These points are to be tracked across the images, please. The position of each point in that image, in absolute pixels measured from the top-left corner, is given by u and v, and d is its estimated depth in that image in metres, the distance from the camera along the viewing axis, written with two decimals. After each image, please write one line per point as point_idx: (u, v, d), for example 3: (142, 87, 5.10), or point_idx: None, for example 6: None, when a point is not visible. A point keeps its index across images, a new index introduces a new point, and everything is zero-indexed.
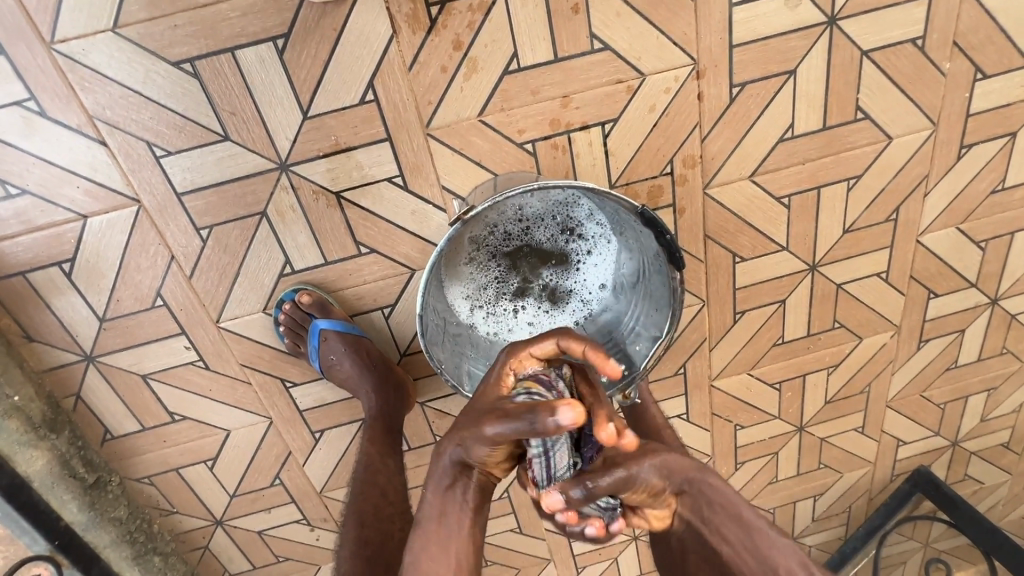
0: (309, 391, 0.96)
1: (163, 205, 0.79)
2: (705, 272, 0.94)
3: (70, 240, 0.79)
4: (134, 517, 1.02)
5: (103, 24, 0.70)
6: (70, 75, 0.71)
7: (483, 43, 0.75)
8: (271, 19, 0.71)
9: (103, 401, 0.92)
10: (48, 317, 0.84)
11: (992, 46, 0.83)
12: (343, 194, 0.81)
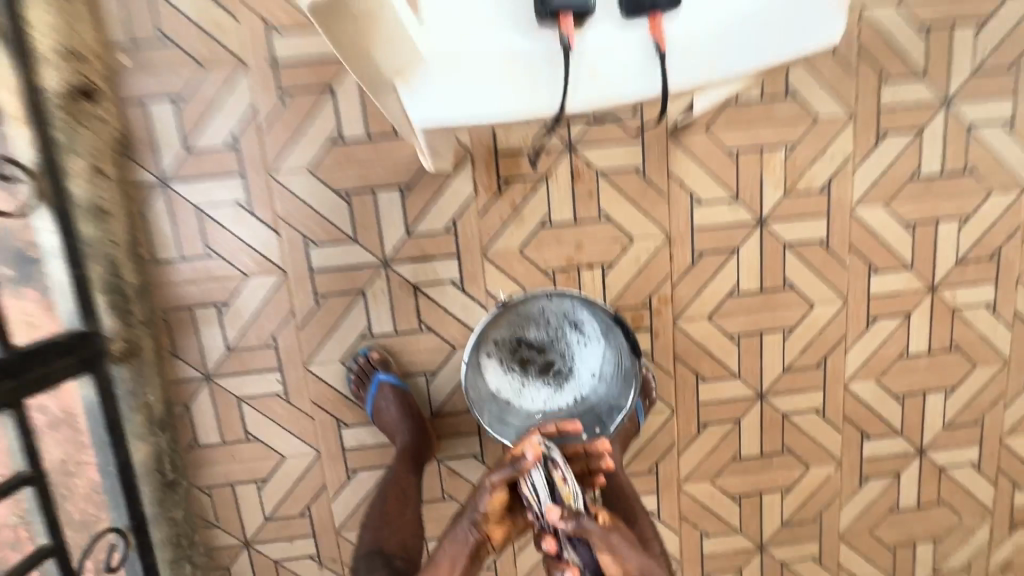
0: (355, 433, 1.22)
1: (300, 277, 1.16)
2: (674, 385, 1.22)
3: (232, 289, 1.16)
4: (186, 522, 1.22)
5: (303, 163, 1.13)
6: (272, 188, 1.14)
7: (530, 206, 1.16)
8: (402, 174, 1.14)
9: (203, 413, 1.21)
10: (194, 339, 1.18)
11: (879, 255, 1.18)
12: (419, 287, 1.17)
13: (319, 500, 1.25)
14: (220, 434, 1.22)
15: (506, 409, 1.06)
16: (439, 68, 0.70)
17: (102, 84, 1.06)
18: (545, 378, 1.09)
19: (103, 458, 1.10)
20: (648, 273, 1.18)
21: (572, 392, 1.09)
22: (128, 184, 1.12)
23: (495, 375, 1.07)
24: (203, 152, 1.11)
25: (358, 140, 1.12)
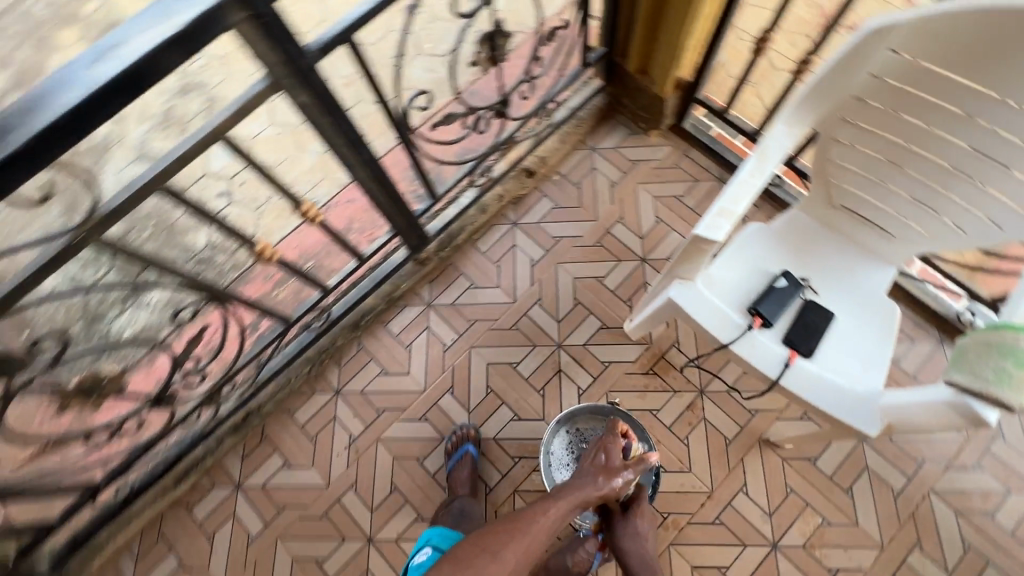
0: (451, 403, 1.63)
1: (506, 316, 1.69)
2: (677, 508, 1.47)
3: (482, 292, 1.72)
4: (332, 349, 1.68)
5: (563, 262, 1.73)
6: (535, 238, 1.76)
7: (661, 373, 1.59)
8: (605, 306, 1.67)
9: (407, 316, 1.72)
10: (444, 285, 1.74)
11: (921, 538, 1.40)
12: (563, 368, 1.62)
13: (406, 407, 1.63)
14: (396, 331, 1.71)
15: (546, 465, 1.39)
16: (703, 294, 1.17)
17: (540, 171, 1.80)
18: None
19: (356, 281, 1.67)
20: (717, 442, 1.51)
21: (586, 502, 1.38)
22: (490, 184, 1.72)
23: (557, 449, 1.43)
24: (531, 226, 1.77)
25: (608, 289, 1.69)
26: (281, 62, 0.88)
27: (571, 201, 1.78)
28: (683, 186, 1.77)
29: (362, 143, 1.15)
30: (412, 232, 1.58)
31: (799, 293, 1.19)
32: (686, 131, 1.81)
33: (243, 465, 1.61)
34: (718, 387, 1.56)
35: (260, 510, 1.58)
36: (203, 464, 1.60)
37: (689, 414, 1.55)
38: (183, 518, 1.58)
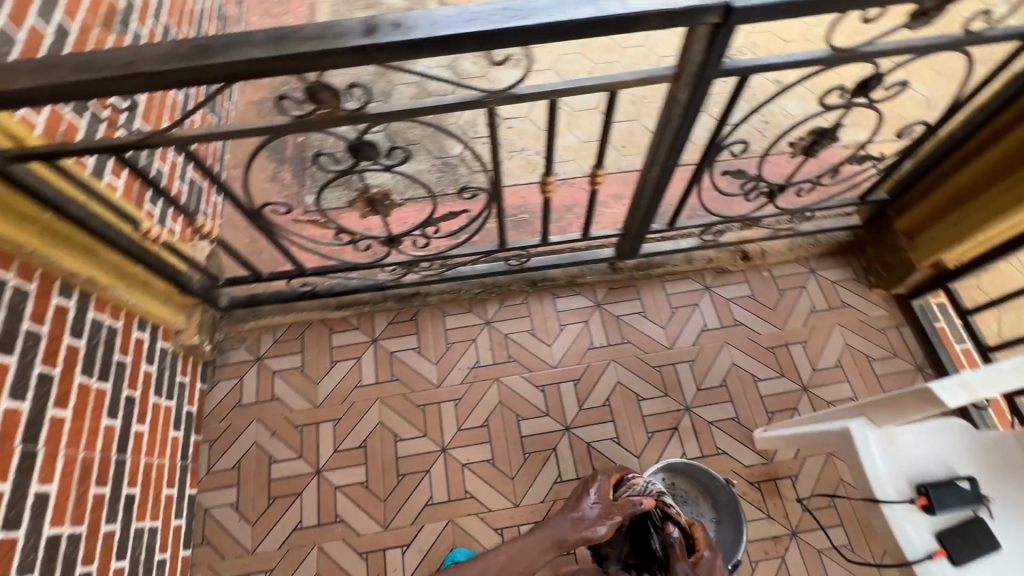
0: (570, 392, 1.72)
1: (656, 355, 1.77)
2: None
3: (648, 323, 1.81)
4: (504, 287, 1.86)
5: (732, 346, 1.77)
6: (718, 309, 1.82)
7: (764, 490, 1.58)
8: (748, 405, 1.69)
9: (575, 301, 1.85)
10: (619, 296, 1.85)
11: None
12: (680, 428, 1.66)
13: (532, 369, 1.76)
14: (560, 307, 1.84)
15: None
16: (878, 444, 1.19)
17: (756, 260, 1.88)
18: None
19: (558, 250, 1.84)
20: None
21: None
22: (711, 244, 1.81)
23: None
24: (721, 298, 1.84)
25: (758, 392, 1.71)
26: (699, 65, 1.02)
27: (768, 300, 1.83)
28: (878, 352, 1.75)
29: (680, 151, 1.28)
30: (632, 242, 1.71)
31: (979, 503, 1.15)
32: (910, 306, 1.78)
33: (387, 327, 1.83)
34: (809, 539, 1.52)
35: (378, 368, 1.78)
36: (361, 307, 1.85)
37: (769, 543, 1.52)
38: (322, 334, 1.83)
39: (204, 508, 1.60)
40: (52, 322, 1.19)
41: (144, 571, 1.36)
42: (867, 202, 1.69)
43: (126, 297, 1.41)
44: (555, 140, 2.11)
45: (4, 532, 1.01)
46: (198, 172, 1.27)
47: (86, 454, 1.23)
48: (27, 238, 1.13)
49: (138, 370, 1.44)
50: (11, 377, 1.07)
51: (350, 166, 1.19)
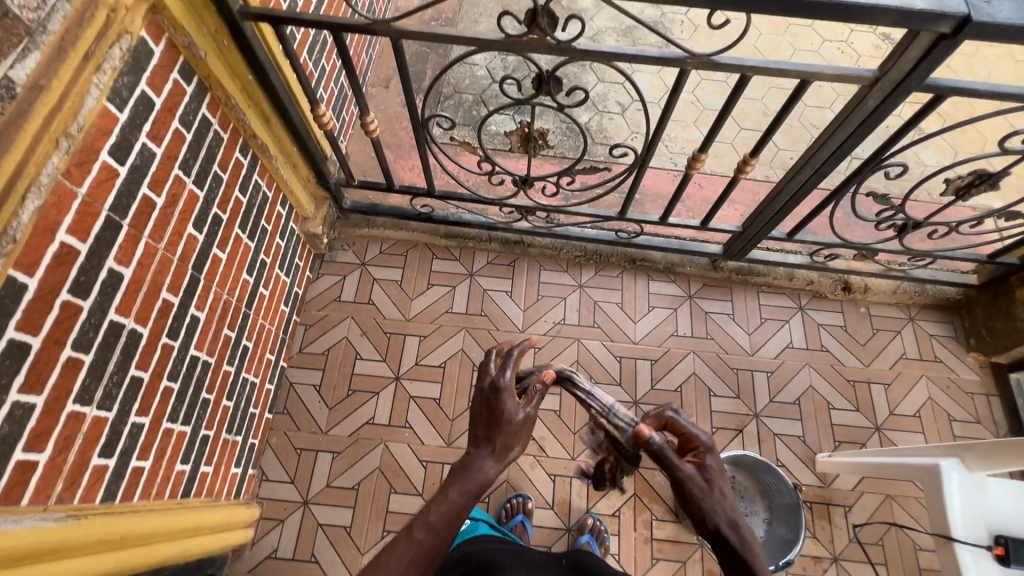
0: (645, 370, 1.77)
1: (737, 358, 1.79)
2: None
3: (735, 326, 1.83)
4: (603, 256, 1.90)
5: (815, 369, 1.77)
6: (809, 332, 1.82)
7: (817, 511, 1.59)
8: (817, 429, 1.71)
9: (669, 287, 1.88)
10: (712, 293, 1.87)
11: None
12: (744, 432, 1.70)
13: (613, 340, 1.80)
14: (652, 289, 1.88)
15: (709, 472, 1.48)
16: (964, 485, 1.21)
17: (857, 294, 1.86)
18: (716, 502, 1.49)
19: (665, 235, 1.86)
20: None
21: None
22: (820, 265, 1.80)
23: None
24: (814, 321, 1.84)
25: (829, 419, 1.72)
26: (903, 73, 1.04)
27: (859, 335, 1.82)
28: (960, 414, 1.73)
29: (838, 159, 1.30)
30: (746, 242, 1.71)
31: None
32: (1006, 379, 1.74)
33: (485, 266, 1.90)
34: (850, 568, 1.53)
35: (469, 301, 1.85)
36: (465, 242, 1.92)
37: (809, 560, 1.54)
38: (424, 257, 1.90)
39: (291, 381, 1.73)
40: (231, 173, 1.31)
41: (240, 418, 1.50)
42: (995, 262, 1.66)
43: (282, 171, 1.52)
44: (682, 131, 2.13)
45: (167, 338, 1.14)
46: (351, 77, 1.36)
47: (227, 297, 1.36)
48: (234, 91, 1.25)
49: (272, 241, 1.56)
50: (198, 209, 1.19)
51: (526, 98, 1.28)
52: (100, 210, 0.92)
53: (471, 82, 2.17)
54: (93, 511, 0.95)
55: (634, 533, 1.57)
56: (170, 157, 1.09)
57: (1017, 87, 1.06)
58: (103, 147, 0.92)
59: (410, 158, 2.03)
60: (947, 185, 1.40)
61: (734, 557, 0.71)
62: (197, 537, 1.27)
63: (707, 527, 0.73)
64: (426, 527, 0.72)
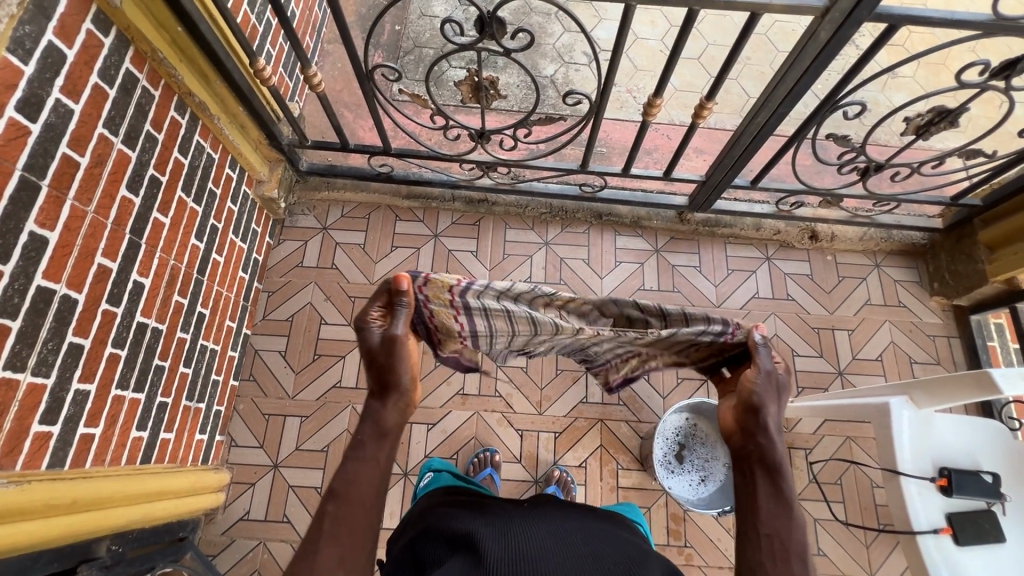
0: None
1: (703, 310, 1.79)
2: (702, 548, 1.54)
3: (701, 278, 1.82)
4: (569, 212, 1.87)
5: (779, 319, 1.78)
6: (774, 281, 1.82)
7: None
8: None
9: (636, 241, 1.86)
10: (678, 246, 1.86)
11: None
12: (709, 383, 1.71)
13: (580, 296, 1.79)
14: (618, 245, 1.86)
15: (667, 423, 1.54)
16: (913, 420, 1.24)
17: (824, 243, 1.85)
18: (676, 453, 1.53)
19: (631, 188, 1.83)
20: None
21: (664, 467, 1.52)
22: (787, 214, 1.78)
23: (668, 423, 1.55)
24: (780, 271, 1.83)
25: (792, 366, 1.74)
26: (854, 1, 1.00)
27: (825, 283, 1.83)
28: (921, 356, 1.76)
29: (796, 98, 1.26)
30: (710, 192, 1.68)
31: (996, 499, 1.18)
32: (967, 320, 1.77)
33: (449, 226, 1.86)
34: (809, 507, 1.58)
35: (434, 262, 1.82)
36: (429, 202, 1.87)
37: None
38: (387, 219, 1.86)
39: (255, 348, 1.72)
40: (167, 132, 1.26)
41: (201, 384, 1.49)
42: (958, 203, 1.65)
43: (227, 132, 1.46)
44: (650, 80, 2.06)
45: (108, 304, 1.11)
46: (287, 25, 1.29)
47: (174, 263, 1.32)
48: (162, 45, 1.18)
49: (222, 206, 1.51)
50: (131, 170, 1.15)
51: (470, 42, 1.23)
52: (12, 170, 0.88)
53: (432, 35, 2.06)
54: (38, 476, 0.95)
55: (600, 482, 1.60)
56: (92, 114, 1.03)
57: (970, 14, 1.03)
58: (8, 102, 0.87)
59: (369, 117, 1.95)
60: (907, 124, 1.37)
61: (766, 463, 0.80)
62: (162, 501, 1.28)
63: (755, 425, 0.83)
64: (337, 499, 0.75)
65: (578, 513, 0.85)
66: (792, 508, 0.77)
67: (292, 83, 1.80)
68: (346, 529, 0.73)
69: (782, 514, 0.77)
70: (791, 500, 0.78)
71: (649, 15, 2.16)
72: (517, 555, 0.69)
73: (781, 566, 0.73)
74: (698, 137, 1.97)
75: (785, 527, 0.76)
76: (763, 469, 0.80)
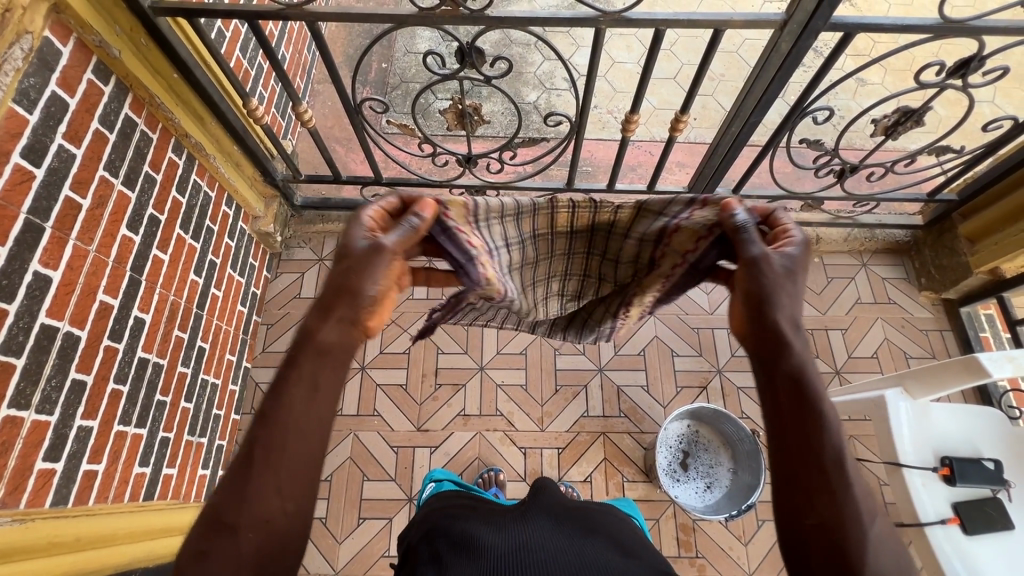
0: (607, 336, 1.77)
1: (697, 317, 1.80)
2: (715, 557, 1.53)
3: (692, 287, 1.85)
4: None
5: None
6: None
7: None
8: None
9: None
10: None
11: None
12: (708, 390, 1.72)
13: None
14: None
15: (673, 429, 1.55)
16: (911, 413, 1.24)
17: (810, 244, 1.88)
18: (679, 459, 1.54)
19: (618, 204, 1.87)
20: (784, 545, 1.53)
21: (670, 473, 1.52)
22: None
23: (669, 431, 1.56)
24: None
25: None
26: (808, 13, 1.06)
27: (815, 284, 1.85)
28: (916, 351, 1.77)
29: (765, 107, 1.32)
30: None
31: (1001, 486, 1.18)
32: (957, 313, 1.79)
33: None
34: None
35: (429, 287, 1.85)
36: None
37: None
38: None
39: (256, 381, 1.73)
40: (165, 173, 1.31)
41: (203, 419, 1.50)
42: (935, 199, 1.68)
43: (223, 170, 1.51)
44: (629, 101, 2.13)
45: (110, 341, 1.13)
46: (279, 67, 1.35)
47: (174, 298, 1.35)
48: (158, 89, 1.24)
49: (219, 243, 1.55)
50: (131, 210, 1.19)
51: (452, 72, 1.29)
52: (17, 214, 0.92)
53: (417, 71, 2.15)
54: (42, 514, 0.95)
55: (606, 496, 1.59)
56: (93, 158, 1.08)
57: (920, 19, 1.09)
58: (14, 149, 0.92)
59: (360, 151, 2.02)
60: (875, 125, 1.42)
61: (784, 368, 0.65)
62: (165, 538, 1.27)
63: (770, 326, 0.68)
64: (269, 425, 0.61)
65: (574, 524, 0.80)
66: (822, 419, 0.62)
67: (284, 123, 1.87)
68: (283, 457, 0.61)
69: (811, 419, 0.62)
70: (819, 403, 0.63)
71: (624, 41, 2.26)
72: (518, 544, 0.70)
73: (815, 474, 0.60)
74: (679, 151, 2.04)
75: (817, 437, 0.61)
76: (785, 376, 0.65)
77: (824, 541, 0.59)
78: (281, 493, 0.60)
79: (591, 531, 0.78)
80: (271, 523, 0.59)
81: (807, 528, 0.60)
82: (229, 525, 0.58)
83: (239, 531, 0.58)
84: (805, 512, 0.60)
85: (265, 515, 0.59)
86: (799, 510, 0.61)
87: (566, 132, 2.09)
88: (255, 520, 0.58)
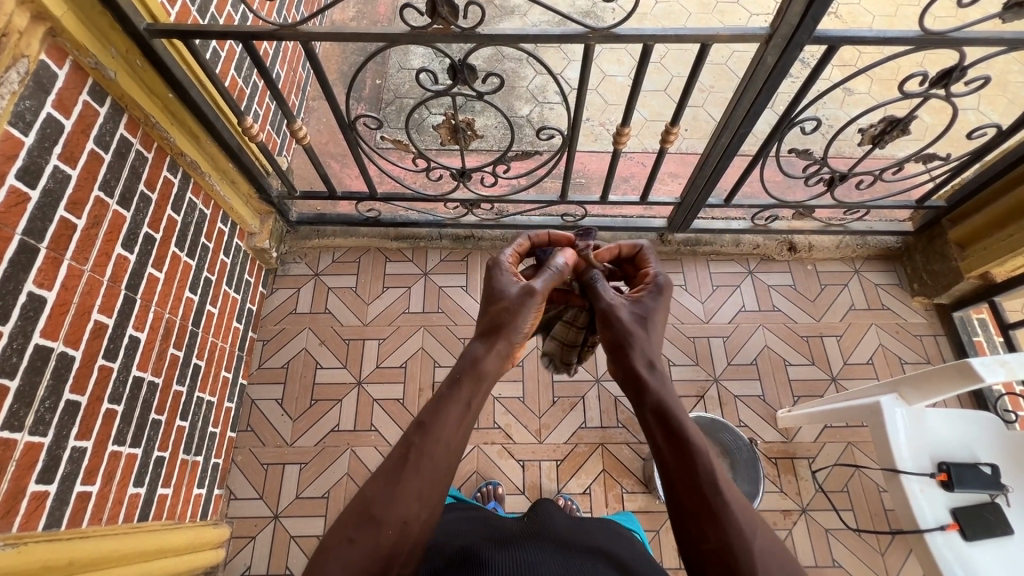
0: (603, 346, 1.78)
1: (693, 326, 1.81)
2: None
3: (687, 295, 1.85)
4: None
5: (768, 329, 1.81)
6: (760, 292, 1.86)
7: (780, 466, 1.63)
8: (776, 385, 1.74)
9: None
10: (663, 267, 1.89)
11: None
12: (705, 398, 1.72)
13: None
14: None
15: None
16: (907, 418, 1.25)
17: (803, 251, 1.89)
18: None
19: (611, 215, 1.87)
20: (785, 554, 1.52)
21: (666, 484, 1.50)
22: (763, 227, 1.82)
23: None
24: (762, 282, 1.87)
25: (786, 374, 1.75)
26: (792, 27, 1.09)
27: (808, 291, 1.86)
28: (911, 356, 1.78)
29: (754, 118, 1.34)
30: (687, 213, 1.74)
31: (998, 491, 1.18)
32: (950, 318, 1.80)
33: (438, 264, 1.89)
34: (819, 518, 1.57)
35: (424, 299, 1.85)
36: (417, 242, 1.91)
37: (779, 515, 1.57)
38: (377, 261, 1.90)
39: (252, 398, 1.72)
40: (160, 191, 1.31)
41: (198, 437, 1.49)
42: (924, 206, 1.70)
43: (218, 187, 1.52)
44: (620, 113, 2.16)
45: (104, 360, 1.13)
46: (273, 86, 1.36)
47: (169, 316, 1.35)
48: (154, 110, 1.25)
49: (214, 259, 1.55)
50: (126, 230, 1.19)
51: (445, 88, 1.30)
52: (12, 235, 0.92)
53: (411, 87, 2.17)
54: (34, 538, 0.94)
55: (606, 508, 1.58)
56: (88, 179, 1.08)
57: (902, 32, 1.12)
58: (9, 171, 0.92)
59: (355, 166, 2.04)
60: (863, 135, 1.44)
61: (648, 402, 0.71)
62: (162, 558, 1.26)
63: (632, 366, 0.75)
64: (425, 433, 0.66)
65: (576, 544, 0.78)
66: (693, 447, 0.66)
67: (279, 140, 1.89)
68: (430, 466, 0.64)
69: (681, 450, 0.66)
70: (687, 434, 0.67)
71: (615, 54, 2.29)
72: (515, 561, 0.70)
73: (698, 503, 0.63)
74: (671, 162, 2.06)
75: (691, 464, 0.65)
76: (652, 416, 0.70)
77: (718, 564, 0.61)
78: (421, 498, 0.63)
79: (593, 551, 0.76)
80: (406, 525, 0.62)
81: (705, 553, 0.62)
82: (375, 517, 0.61)
83: (381, 526, 0.60)
84: (699, 538, 0.63)
85: (403, 516, 0.62)
86: (687, 533, 0.63)
87: (559, 145, 2.12)
88: (395, 519, 0.61)
